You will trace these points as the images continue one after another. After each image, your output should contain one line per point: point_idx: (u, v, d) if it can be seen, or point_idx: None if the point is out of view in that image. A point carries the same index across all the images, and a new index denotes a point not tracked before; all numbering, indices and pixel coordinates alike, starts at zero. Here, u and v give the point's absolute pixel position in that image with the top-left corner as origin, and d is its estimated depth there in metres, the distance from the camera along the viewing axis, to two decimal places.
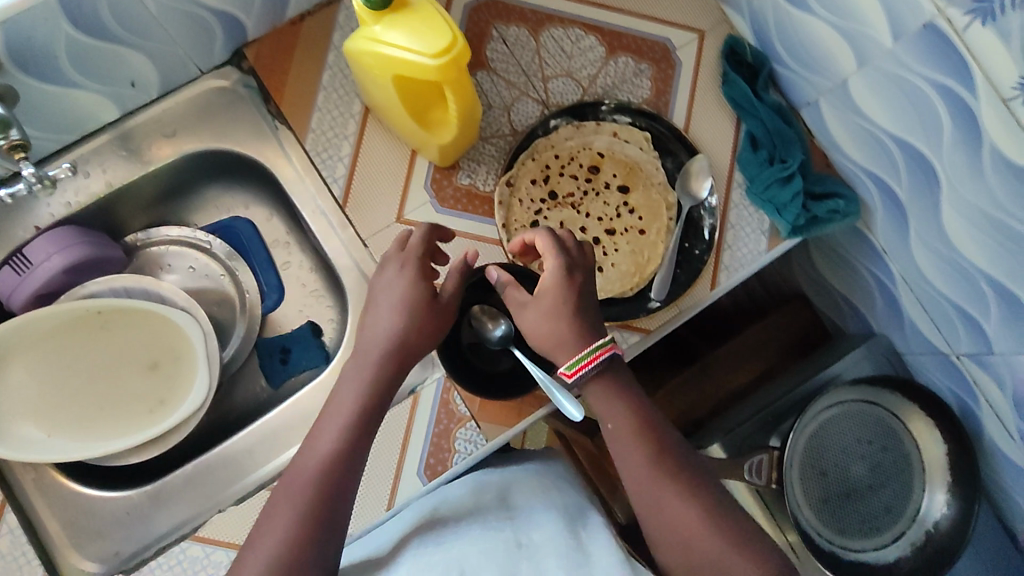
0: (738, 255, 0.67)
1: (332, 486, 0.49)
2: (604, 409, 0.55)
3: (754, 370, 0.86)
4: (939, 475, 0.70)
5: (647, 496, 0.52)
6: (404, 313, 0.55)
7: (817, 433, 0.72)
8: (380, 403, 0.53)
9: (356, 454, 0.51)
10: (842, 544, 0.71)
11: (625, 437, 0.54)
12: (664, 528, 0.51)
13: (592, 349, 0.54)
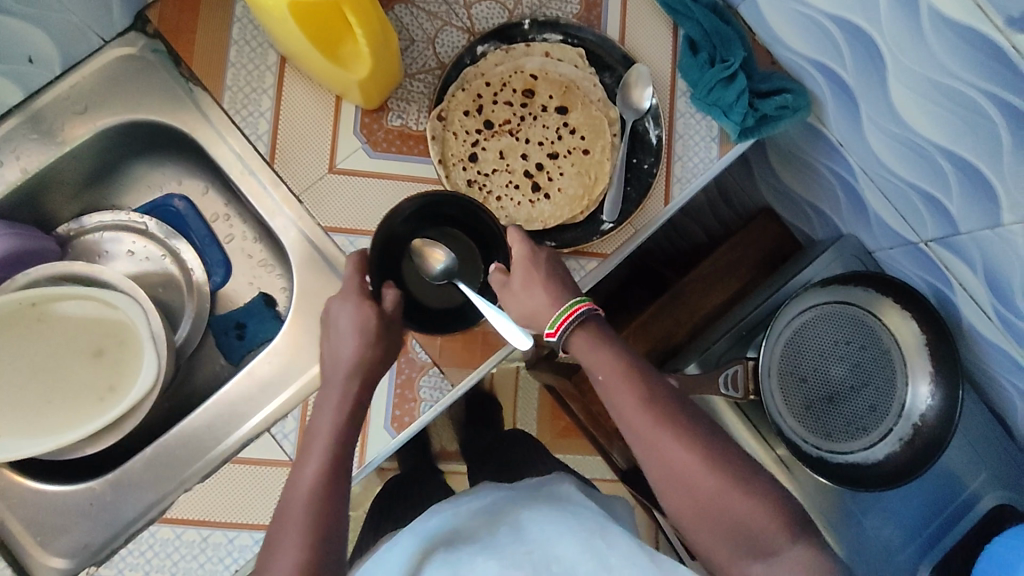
0: (690, 166, 0.64)
1: (329, 494, 0.50)
2: (592, 358, 0.54)
3: (728, 290, 0.84)
4: (919, 364, 0.69)
5: (644, 439, 0.51)
6: (362, 336, 0.54)
7: (793, 340, 0.70)
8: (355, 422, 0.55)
9: (343, 461, 0.52)
10: (830, 448, 0.69)
11: (616, 383, 0.53)
12: (660, 466, 0.51)
13: (566, 307, 0.54)
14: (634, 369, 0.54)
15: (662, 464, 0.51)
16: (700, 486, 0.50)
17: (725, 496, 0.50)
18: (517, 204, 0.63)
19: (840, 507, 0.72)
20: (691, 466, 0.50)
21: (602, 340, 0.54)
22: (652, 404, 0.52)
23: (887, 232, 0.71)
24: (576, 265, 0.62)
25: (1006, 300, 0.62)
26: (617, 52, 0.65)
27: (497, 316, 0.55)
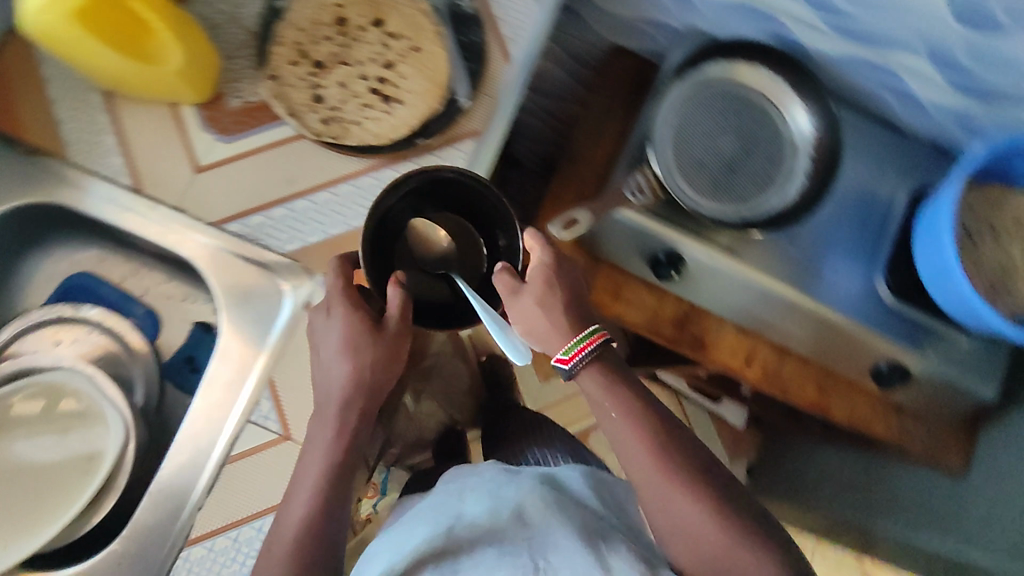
0: (514, 19, 0.66)
1: (312, 539, 0.56)
2: (603, 391, 0.64)
3: (614, 134, 0.90)
4: (791, 102, 0.75)
5: (655, 491, 0.61)
6: (349, 353, 0.59)
7: (678, 136, 0.75)
8: (349, 445, 0.60)
9: (336, 484, 0.59)
10: (753, 208, 0.75)
11: (630, 441, 0.63)
12: (669, 517, 0.61)
13: (585, 337, 0.63)
14: (661, 435, 0.63)
15: (633, 454, 0.63)
16: (711, 545, 0.59)
17: (730, 552, 0.59)
18: (379, 121, 0.64)
19: (785, 259, 0.77)
20: (705, 523, 0.60)
21: (608, 373, 0.64)
22: (664, 463, 0.62)
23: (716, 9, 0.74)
24: (456, 152, 0.66)
25: (831, 9, 0.67)
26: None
27: (492, 327, 0.61)
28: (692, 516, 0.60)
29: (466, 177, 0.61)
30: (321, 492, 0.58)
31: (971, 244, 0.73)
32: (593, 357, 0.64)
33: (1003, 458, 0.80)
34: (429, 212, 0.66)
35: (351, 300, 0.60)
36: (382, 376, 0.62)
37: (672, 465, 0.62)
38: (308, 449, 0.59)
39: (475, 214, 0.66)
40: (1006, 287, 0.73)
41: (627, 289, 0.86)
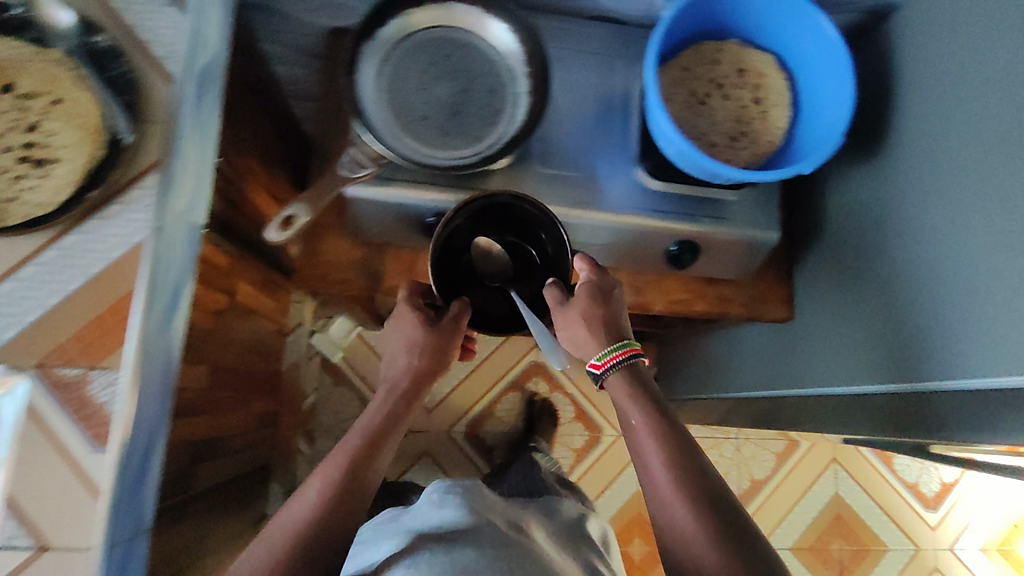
0: (160, 35, 0.68)
1: (293, 552, 0.61)
2: (627, 411, 0.69)
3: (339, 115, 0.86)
4: (491, 26, 0.72)
5: (655, 504, 0.65)
6: (416, 355, 0.76)
7: (392, 96, 0.71)
8: (371, 454, 0.69)
9: (352, 474, 0.68)
10: (488, 142, 0.72)
11: (642, 437, 0.68)
12: (663, 517, 0.64)
13: (614, 349, 0.71)
14: (655, 427, 0.68)
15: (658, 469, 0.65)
16: (677, 516, 0.62)
17: (687, 537, 0.61)
18: (37, 189, 0.64)
19: (543, 179, 0.76)
20: (671, 483, 0.64)
21: (633, 382, 0.71)
22: (672, 462, 0.65)
23: None
24: (145, 188, 0.69)
25: None
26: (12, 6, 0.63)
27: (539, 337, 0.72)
28: (676, 514, 0.63)
29: (534, 209, 0.70)
30: (326, 503, 0.65)
31: (698, 104, 0.73)
32: (622, 366, 0.71)
33: (817, 292, 0.83)
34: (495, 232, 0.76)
35: (415, 311, 0.77)
36: (415, 392, 0.76)
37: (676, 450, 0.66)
38: (343, 442, 0.71)
39: (520, 222, 0.74)
40: (745, 134, 0.73)
41: (423, 263, 0.82)
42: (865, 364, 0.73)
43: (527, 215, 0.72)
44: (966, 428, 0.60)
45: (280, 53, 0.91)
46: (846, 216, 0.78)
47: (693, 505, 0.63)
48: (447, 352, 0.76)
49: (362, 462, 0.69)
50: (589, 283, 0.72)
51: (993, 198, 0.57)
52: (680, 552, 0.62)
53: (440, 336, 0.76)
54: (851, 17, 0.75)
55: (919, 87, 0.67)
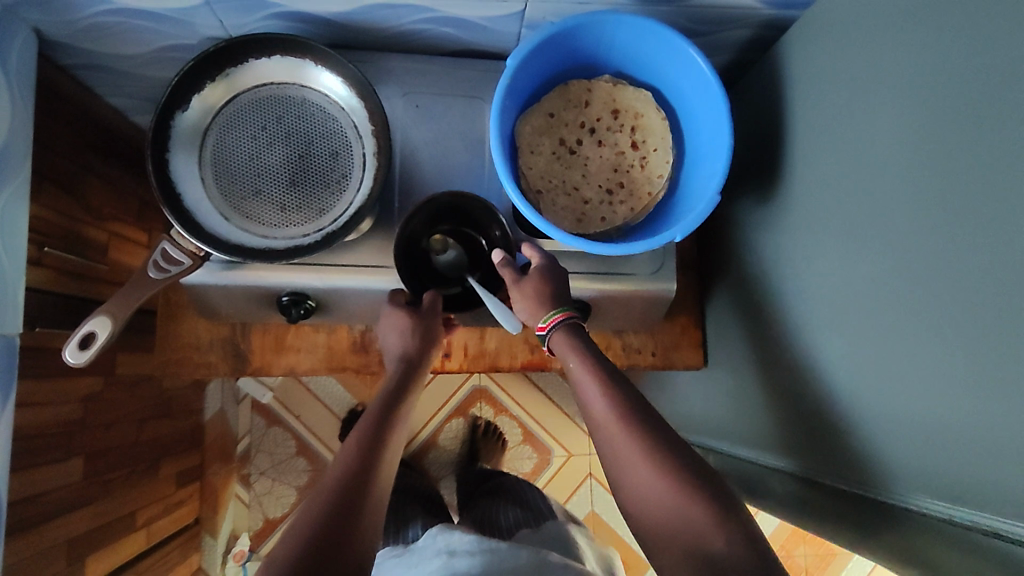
0: None
1: (329, 515, 0.48)
2: (566, 356, 0.58)
3: None
4: (328, 79, 0.63)
5: (625, 476, 0.50)
6: (407, 334, 0.65)
7: (220, 169, 0.63)
8: (374, 446, 0.55)
9: (366, 458, 0.54)
10: (332, 215, 0.64)
11: (587, 389, 0.55)
12: (656, 520, 0.47)
13: (554, 311, 0.59)
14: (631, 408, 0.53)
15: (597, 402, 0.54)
16: (682, 535, 0.45)
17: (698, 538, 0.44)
18: None
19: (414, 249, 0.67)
20: (626, 442, 0.50)
21: (577, 333, 0.59)
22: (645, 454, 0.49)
23: (197, 12, 0.62)
24: None
25: None
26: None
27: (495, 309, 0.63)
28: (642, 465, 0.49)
29: (476, 202, 0.65)
30: (357, 456, 0.53)
31: (568, 153, 0.64)
32: (562, 329, 0.59)
33: (731, 335, 0.75)
34: (442, 229, 0.68)
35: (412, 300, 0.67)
36: (410, 375, 0.65)
37: (631, 415, 0.52)
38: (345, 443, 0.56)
39: (466, 217, 0.68)
40: (623, 185, 0.64)
41: (292, 336, 0.75)
42: (769, 433, 0.66)
43: (474, 210, 0.67)
44: (863, 535, 0.53)
45: (131, 106, 0.82)
46: (750, 259, 0.70)
47: (673, 477, 0.48)
48: (430, 343, 0.66)
49: (373, 446, 0.56)
50: (543, 262, 0.62)
51: (876, 272, 0.49)
52: (652, 515, 0.47)
53: (426, 326, 0.66)
54: (744, 37, 0.66)
55: (811, 126, 0.58)
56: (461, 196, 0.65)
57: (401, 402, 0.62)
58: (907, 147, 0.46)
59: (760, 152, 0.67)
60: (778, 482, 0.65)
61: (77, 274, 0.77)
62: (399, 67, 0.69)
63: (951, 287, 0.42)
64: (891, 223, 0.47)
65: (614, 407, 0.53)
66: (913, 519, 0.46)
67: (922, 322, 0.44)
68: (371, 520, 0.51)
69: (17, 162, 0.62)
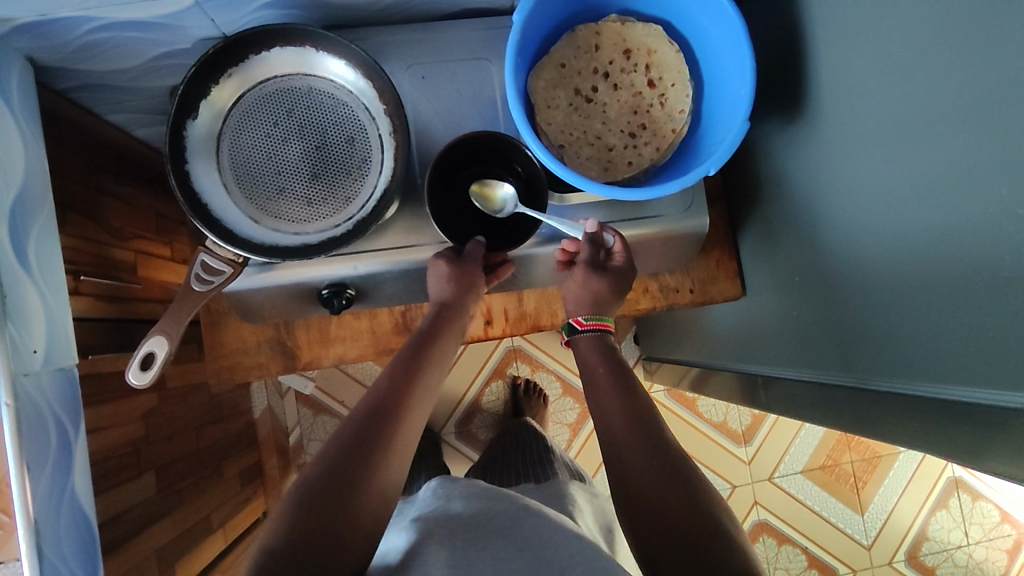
0: None
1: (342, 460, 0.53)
2: (591, 359, 0.67)
3: None
4: (334, 64, 0.62)
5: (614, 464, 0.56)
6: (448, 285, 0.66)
7: (241, 172, 0.62)
8: (397, 398, 0.60)
9: (387, 410, 0.58)
10: (359, 200, 0.64)
11: (604, 389, 0.63)
12: (636, 487, 0.54)
13: (604, 319, 0.70)
14: (637, 412, 0.60)
15: (611, 416, 0.60)
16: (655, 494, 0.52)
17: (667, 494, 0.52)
18: None
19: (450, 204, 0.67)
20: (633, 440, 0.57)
21: (604, 348, 0.68)
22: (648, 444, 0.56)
23: (188, 15, 0.60)
24: None
25: None
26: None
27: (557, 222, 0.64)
28: (631, 465, 0.55)
29: (491, 137, 0.64)
30: (378, 407, 0.58)
31: (585, 102, 0.63)
32: (598, 334, 0.69)
33: (769, 260, 0.75)
34: (469, 174, 0.67)
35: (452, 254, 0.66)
36: (444, 324, 0.68)
37: (630, 424, 0.58)
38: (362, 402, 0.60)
39: (484, 157, 0.67)
40: (645, 126, 0.63)
41: (335, 325, 0.75)
42: (823, 352, 0.66)
43: (494, 146, 0.65)
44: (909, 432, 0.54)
45: (132, 121, 0.81)
46: (779, 180, 0.70)
47: (650, 468, 0.54)
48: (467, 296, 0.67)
49: (396, 397, 0.60)
50: (614, 273, 0.69)
51: (922, 174, 0.49)
52: (627, 501, 0.54)
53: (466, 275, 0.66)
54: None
55: (828, 32, 0.57)
56: (477, 136, 0.64)
57: (431, 361, 0.66)
58: (947, 44, 0.45)
59: (777, 68, 0.65)
60: (824, 394, 0.65)
61: (115, 297, 0.77)
62: (399, 38, 0.67)
63: (1008, 176, 0.41)
64: (933, 120, 0.47)
65: (624, 422, 0.59)
66: (968, 411, 0.47)
67: (982, 214, 0.43)
68: (389, 461, 0.55)
69: (41, 197, 0.61)
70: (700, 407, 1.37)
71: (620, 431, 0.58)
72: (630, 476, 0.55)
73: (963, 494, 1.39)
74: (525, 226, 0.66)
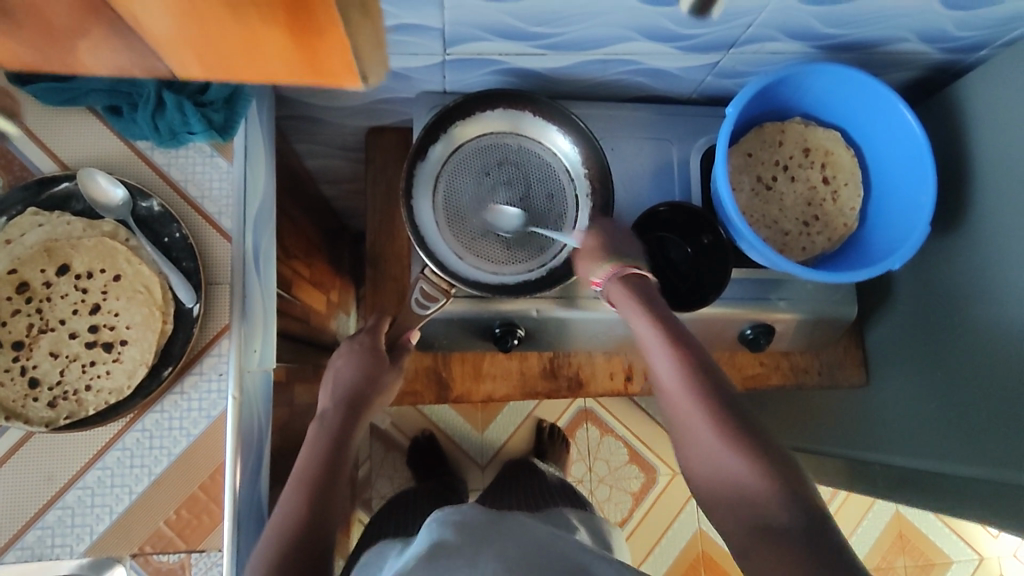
0: (216, 191, 0.60)
1: (283, 569, 0.49)
2: (625, 307, 0.60)
3: (386, 217, 0.83)
4: (547, 129, 0.70)
5: (700, 447, 0.53)
6: (356, 369, 0.64)
7: (452, 212, 0.68)
8: (322, 472, 0.56)
9: (325, 500, 0.54)
10: (553, 252, 0.69)
11: (656, 347, 0.57)
12: (711, 475, 0.52)
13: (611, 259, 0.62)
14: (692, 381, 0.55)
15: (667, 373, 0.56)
16: (733, 479, 0.51)
17: (746, 483, 0.50)
18: (109, 375, 0.54)
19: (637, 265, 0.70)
20: (690, 410, 0.54)
21: (643, 296, 0.60)
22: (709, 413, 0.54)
23: (431, 70, 0.69)
24: (217, 356, 0.58)
25: (527, 35, 0.63)
26: (58, 179, 0.57)
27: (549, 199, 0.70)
28: (700, 439, 0.53)
29: (695, 208, 0.70)
30: (313, 500, 0.54)
31: (765, 189, 0.70)
32: (620, 287, 0.61)
33: (899, 354, 0.79)
34: (662, 236, 0.71)
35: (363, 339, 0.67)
36: (370, 387, 0.64)
37: (701, 390, 0.55)
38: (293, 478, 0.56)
39: (677, 226, 0.71)
40: (818, 217, 0.70)
41: (488, 363, 0.79)
42: (967, 446, 0.68)
43: (692, 218, 0.71)
44: None
45: (314, 152, 0.89)
46: (923, 279, 0.76)
47: (724, 438, 0.52)
48: (373, 384, 0.65)
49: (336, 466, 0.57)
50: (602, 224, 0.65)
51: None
52: (710, 486, 0.52)
53: (372, 360, 0.66)
54: (917, 67, 0.74)
55: (1002, 153, 0.65)
56: (680, 206, 0.70)
57: (357, 428, 0.62)
58: None
59: (938, 180, 0.73)
60: (956, 486, 0.68)
61: (281, 311, 0.82)
62: (595, 114, 0.76)
63: None
64: None
65: (684, 373, 0.56)
66: None
67: None
68: (326, 557, 0.52)
69: (269, 213, 0.67)
70: None
71: (686, 403, 0.55)
72: (710, 462, 0.52)
73: None
74: (699, 295, 0.69)
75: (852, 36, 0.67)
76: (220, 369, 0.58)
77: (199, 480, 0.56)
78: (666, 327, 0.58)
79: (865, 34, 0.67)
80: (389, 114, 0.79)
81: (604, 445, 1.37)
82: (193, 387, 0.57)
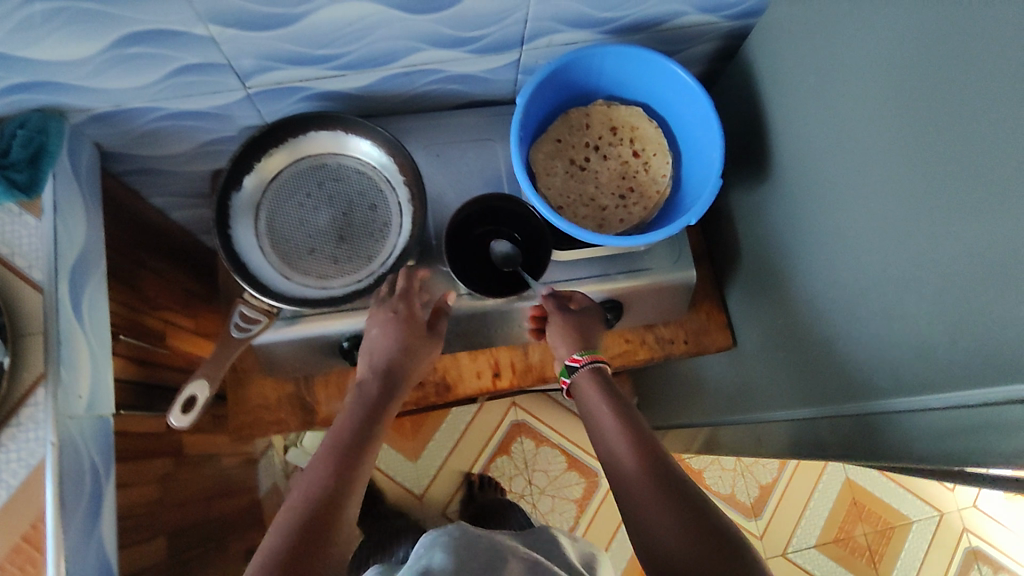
0: (26, 247, 0.62)
1: (310, 524, 0.53)
2: (592, 403, 0.64)
3: None
4: (358, 143, 0.72)
5: (649, 536, 0.53)
6: (393, 336, 0.68)
7: (276, 236, 0.71)
8: (353, 447, 0.61)
9: (351, 472, 0.58)
10: (380, 259, 0.71)
11: (613, 425, 0.61)
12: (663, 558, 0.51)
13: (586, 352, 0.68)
14: (660, 472, 0.56)
15: (621, 457, 0.58)
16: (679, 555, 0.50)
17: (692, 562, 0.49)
18: None
19: (465, 260, 0.72)
20: (650, 491, 0.54)
21: (603, 383, 0.65)
22: (673, 502, 0.53)
23: (239, 106, 0.72)
24: (35, 405, 0.59)
25: (317, 59, 0.66)
26: None
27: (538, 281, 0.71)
28: (653, 525, 0.53)
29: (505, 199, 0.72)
30: (341, 467, 0.58)
31: (579, 170, 0.73)
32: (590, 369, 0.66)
33: (753, 312, 0.80)
34: (483, 231, 0.74)
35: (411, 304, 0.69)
36: (411, 360, 0.69)
37: (658, 478, 0.55)
38: (328, 446, 0.61)
39: (495, 216, 0.74)
40: (633, 189, 0.73)
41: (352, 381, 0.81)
42: (805, 387, 0.68)
43: (505, 208, 0.73)
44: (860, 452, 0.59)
45: (172, 203, 0.91)
46: (753, 235, 0.78)
47: (683, 524, 0.52)
48: (408, 354, 0.68)
49: (358, 448, 0.61)
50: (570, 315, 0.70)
51: (878, 183, 0.53)
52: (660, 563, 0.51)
53: (412, 326, 0.68)
54: (715, 37, 0.77)
55: (784, 103, 0.68)
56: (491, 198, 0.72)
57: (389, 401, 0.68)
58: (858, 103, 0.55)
59: (747, 138, 0.76)
60: (803, 434, 0.69)
61: (148, 360, 0.83)
62: (416, 125, 0.79)
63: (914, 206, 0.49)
64: (854, 176, 0.57)
65: (641, 455, 0.57)
66: (899, 423, 0.53)
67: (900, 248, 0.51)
68: (352, 525, 0.56)
69: (95, 263, 0.69)
70: (707, 479, 1.38)
71: (642, 488, 0.55)
72: (664, 541, 0.52)
73: (983, 566, 1.38)
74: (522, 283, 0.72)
75: (631, 17, 0.71)
76: (37, 418, 0.58)
77: (20, 530, 0.56)
78: (627, 420, 0.60)
79: (641, 14, 0.70)
80: (225, 155, 0.82)
81: (541, 455, 1.36)
82: (11, 439, 0.58)
